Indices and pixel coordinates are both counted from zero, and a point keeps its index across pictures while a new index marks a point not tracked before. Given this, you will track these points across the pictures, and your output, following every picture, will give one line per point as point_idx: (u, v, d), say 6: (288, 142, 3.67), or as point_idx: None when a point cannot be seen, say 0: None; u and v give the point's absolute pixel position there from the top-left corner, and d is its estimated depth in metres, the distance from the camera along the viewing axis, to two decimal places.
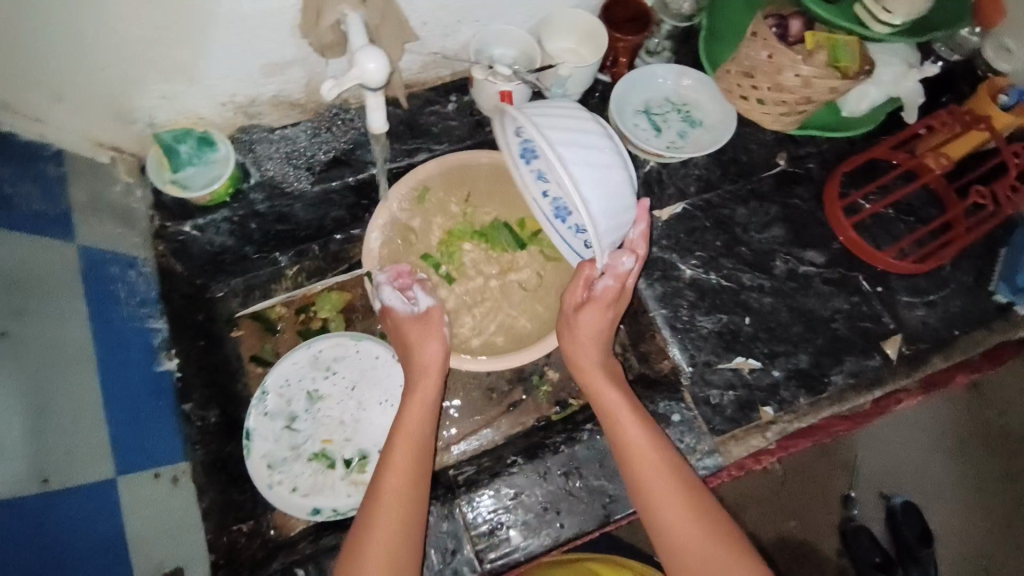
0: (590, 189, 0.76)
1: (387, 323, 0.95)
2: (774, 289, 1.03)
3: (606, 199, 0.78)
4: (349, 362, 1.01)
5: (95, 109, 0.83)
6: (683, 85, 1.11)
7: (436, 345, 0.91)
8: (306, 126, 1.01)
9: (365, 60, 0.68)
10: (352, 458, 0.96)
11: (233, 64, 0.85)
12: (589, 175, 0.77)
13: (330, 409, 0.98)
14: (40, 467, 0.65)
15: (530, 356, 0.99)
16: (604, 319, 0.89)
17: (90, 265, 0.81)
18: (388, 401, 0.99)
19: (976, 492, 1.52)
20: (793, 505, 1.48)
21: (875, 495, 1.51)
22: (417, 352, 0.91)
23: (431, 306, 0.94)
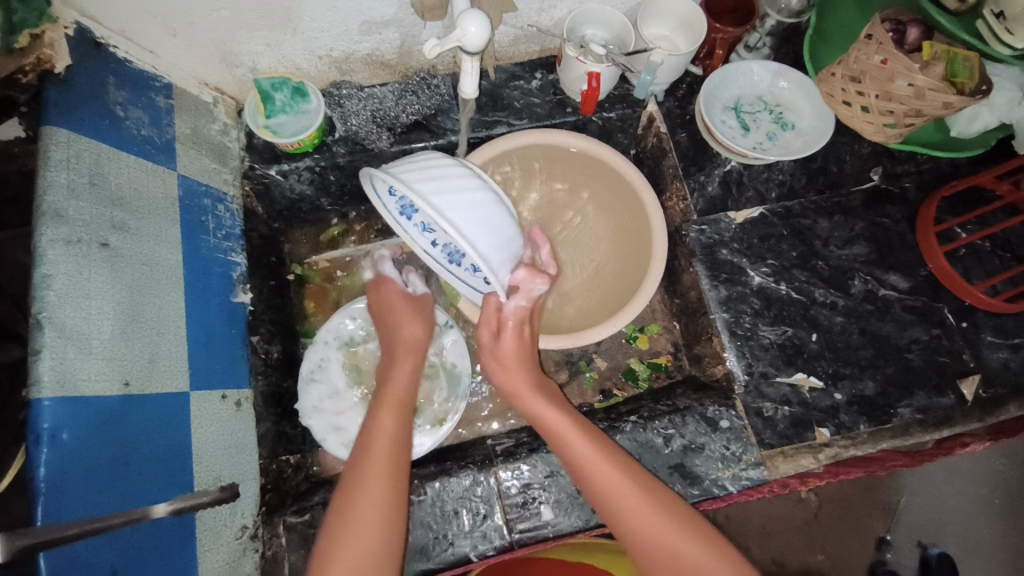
0: (475, 231, 0.73)
1: (377, 297, 0.97)
2: (848, 308, 0.98)
3: (490, 235, 0.76)
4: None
5: (205, 45, 0.89)
6: (780, 87, 1.06)
7: (418, 327, 0.93)
8: (393, 87, 1.04)
9: (467, 23, 0.68)
10: None
11: (334, 18, 0.89)
12: (467, 214, 0.73)
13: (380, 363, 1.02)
14: (122, 372, 0.70)
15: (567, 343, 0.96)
16: (523, 335, 0.88)
17: (186, 193, 0.86)
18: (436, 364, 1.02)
19: (1017, 559, 1.43)
20: (823, 538, 1.41)
21: (911, 544, 1.42)
22: (401, 333, 0.92)
23: (425, 294, 0.99)
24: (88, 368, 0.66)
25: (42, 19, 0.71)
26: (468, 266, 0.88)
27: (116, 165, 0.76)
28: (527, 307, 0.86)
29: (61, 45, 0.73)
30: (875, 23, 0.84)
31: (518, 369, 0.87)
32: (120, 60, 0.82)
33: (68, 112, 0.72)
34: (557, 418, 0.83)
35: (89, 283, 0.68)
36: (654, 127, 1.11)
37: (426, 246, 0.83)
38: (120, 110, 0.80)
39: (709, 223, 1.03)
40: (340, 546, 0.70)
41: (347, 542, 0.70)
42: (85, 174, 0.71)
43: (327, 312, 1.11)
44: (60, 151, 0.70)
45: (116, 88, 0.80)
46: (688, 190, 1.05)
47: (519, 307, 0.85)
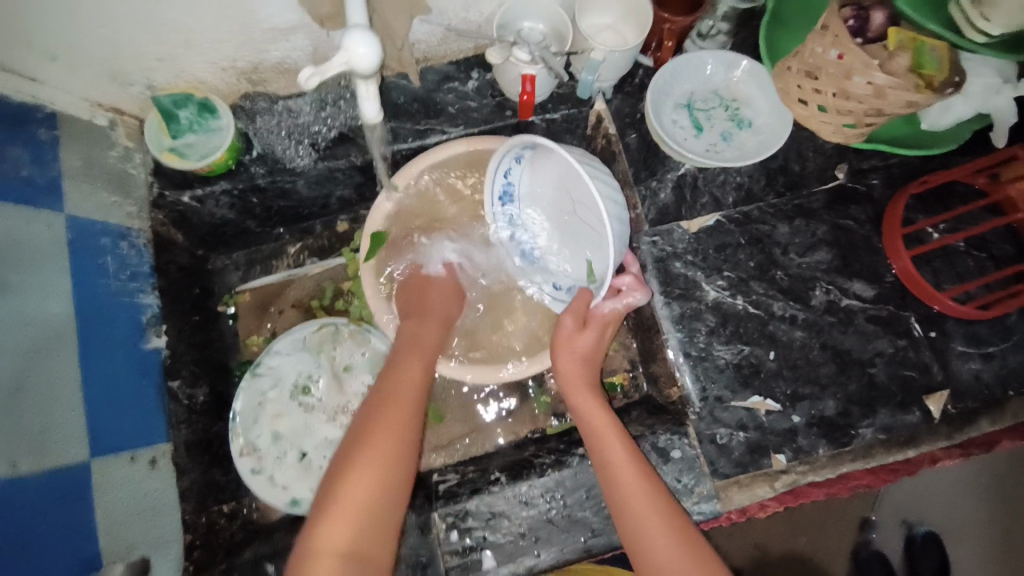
0: (615, 226, 0.79)
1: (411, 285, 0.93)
2: (809, 322, 0.92)
3: (620, 235, 0.81)
4: (340, 352, 0.98)
5: (91, 68, 0.79)
6: (734, 80, 0.98)
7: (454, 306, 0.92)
8: (311, 98, 0.93)
9: (353, 45, 0.59)
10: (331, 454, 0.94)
11: (230, 27, 0.79)
12: (612, 210, 0.80)
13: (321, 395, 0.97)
14: (9, 452, 0.64)
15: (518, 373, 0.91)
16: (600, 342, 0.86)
17: (78, 235, 0.79)
18: None
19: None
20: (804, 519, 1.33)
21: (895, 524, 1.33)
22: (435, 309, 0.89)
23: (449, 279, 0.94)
24: None
25: None
26: (539, 266, 0.89)
27: None
28: (618, 314, 0.86)
29: None
30: (834, 12, 0.76)
31: (580, 369, 0.85)
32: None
33: None
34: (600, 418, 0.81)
35: None
36: (603, 128, 1.02)
37: (504, 234, 0.87)
38: None
39: (661, 234, 0.95)
40: (359, 456, 0.68)
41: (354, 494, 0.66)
42: None
43: (262, 342, 1.05)
44: None
45: None
46: (639, 199, 0.97)
47: (614, 310, 0.85)
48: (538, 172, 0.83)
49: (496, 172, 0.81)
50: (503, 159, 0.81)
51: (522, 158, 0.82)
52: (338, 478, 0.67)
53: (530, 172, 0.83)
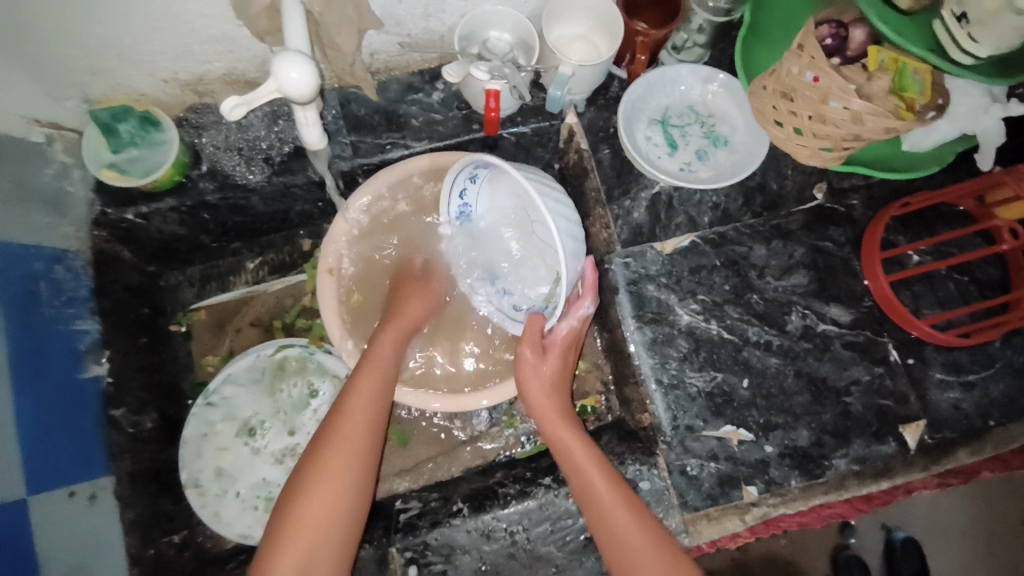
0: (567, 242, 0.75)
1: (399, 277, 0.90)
2: (783, 348, 0.89)
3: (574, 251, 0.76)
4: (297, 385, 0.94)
5: (19, 82, 0.73)
6: (710, 96, 0.94)
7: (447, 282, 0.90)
8: (263, 112, 0.87)
9: (285, 68, 0.54)
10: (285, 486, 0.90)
11: (166, 38, 0.74)
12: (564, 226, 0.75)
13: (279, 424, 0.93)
14: None
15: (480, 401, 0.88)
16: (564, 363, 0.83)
17: (9, 260, 0.73)
18: None
19: None
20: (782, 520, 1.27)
21: (874, 527, 1.27)
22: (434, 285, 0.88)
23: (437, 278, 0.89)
24: None
25: None
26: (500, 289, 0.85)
27: None
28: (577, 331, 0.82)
29: None
30: (808, 31, 0.72)
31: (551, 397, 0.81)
32: None
33: None
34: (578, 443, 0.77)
35: None
36: (575, 142, 0.98)
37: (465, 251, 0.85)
38: None
39: (634, 254, 0.92)
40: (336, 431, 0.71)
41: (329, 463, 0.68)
42: None
43: (219, 363, 1.00)
44: None
45: None
46: (611, 217, 0.93)
47: (571, 328, 0.81)
48: (496, 194, 0.78)
49: (452, 192, 0.79)
50: (457, 179, 0.78)
51: (477, 176, 0.77)
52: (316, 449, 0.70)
53: (487, 198, 0.79)
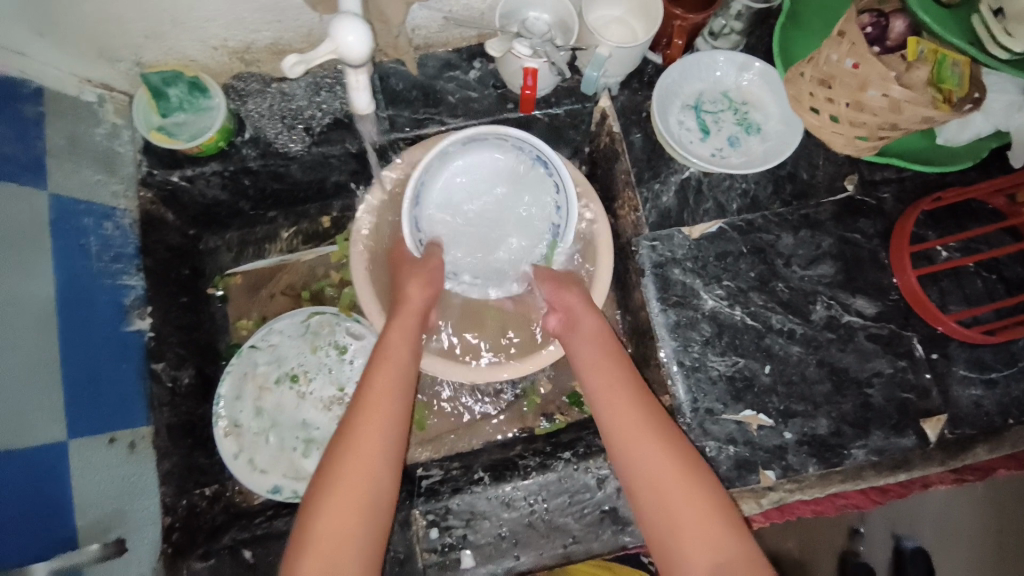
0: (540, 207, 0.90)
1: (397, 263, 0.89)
2: (807, 337, 0.89)
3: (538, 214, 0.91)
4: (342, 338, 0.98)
5: (77, 43, 0.77)
6: (743, 84, 0.94)
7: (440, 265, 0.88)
8: (306, 81, 0.91)
9: (342, 33, 0.57)
10: (314, 444, 0.94)
11: (219, 5, 0.76)
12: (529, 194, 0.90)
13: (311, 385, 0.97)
14: None
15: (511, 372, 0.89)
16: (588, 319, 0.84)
17: (60, 214, 0.76)
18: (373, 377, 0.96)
19: None
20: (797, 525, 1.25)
21: (883, 531, 1.26)
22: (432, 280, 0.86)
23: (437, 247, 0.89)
24: None
25: None
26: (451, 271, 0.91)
27: None
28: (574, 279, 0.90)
29: None
30: (850, 19, 0.73)
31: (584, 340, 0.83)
32: None
33: None
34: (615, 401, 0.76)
35: None
36: (607, 125, 0.99)
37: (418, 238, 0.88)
38: None
39: (661, 238, 0.92)
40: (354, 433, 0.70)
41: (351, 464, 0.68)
42: None
43: (252, 327, 1.04)
44: None
45: None
46: (640, 200, 0.94)
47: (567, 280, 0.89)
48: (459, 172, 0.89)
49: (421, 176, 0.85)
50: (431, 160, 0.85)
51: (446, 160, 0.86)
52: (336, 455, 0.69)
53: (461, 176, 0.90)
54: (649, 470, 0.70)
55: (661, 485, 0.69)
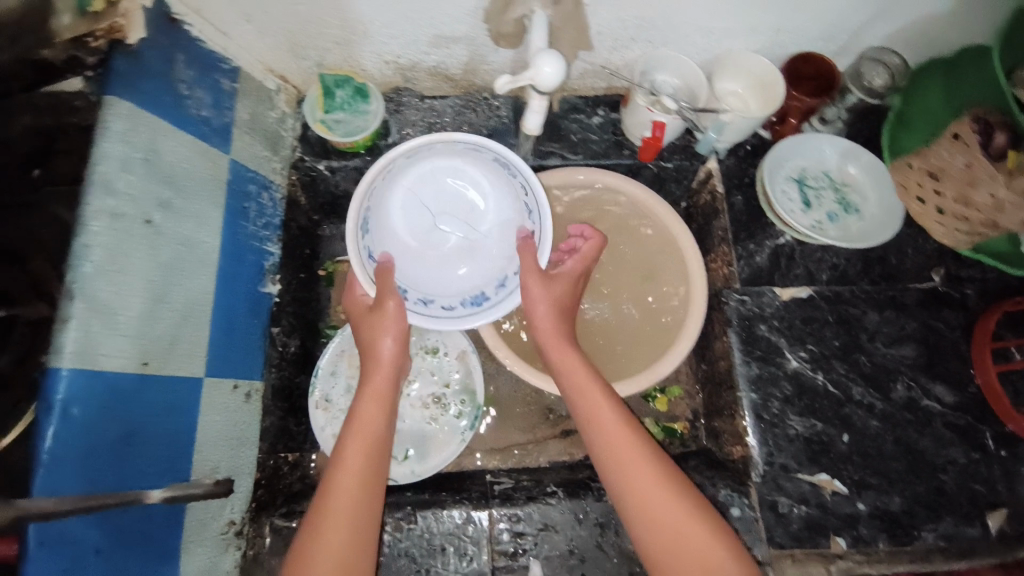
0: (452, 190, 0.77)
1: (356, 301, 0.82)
2: (884, 412, 0.93)
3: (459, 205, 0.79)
4: (442, 341, 1.01)
5: (277, 37, 0.88)
6: (851, 172, 1.01)
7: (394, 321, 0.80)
8: (454, 102, 1.03)
9: (542, 63, 0.67)
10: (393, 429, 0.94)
11: (407, 28, 0.88)
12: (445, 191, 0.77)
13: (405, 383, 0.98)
14: (144, 350, 0.68)
15: None
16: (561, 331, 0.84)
17: (235, 177, 0.86)
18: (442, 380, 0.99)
19: None
20: None
21: None
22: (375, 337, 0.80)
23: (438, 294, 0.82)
24: (109, 343, 0.64)
25: None
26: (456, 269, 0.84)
27: (171, 143, 0.75)
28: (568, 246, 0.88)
29: (135, 16, 0.71)
30: (964, 123, 0.79)
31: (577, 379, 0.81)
32: (193, 38, 0.81)
33: (131, 85, 0.70)
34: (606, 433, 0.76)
35: (126, 259, 0.67)
36: (711, 184, 1.07)
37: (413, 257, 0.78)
38: (184, 89, 0.78)
39: (752, 294, 0.98)
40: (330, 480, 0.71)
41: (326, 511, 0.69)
42: (139, 149, 0.70)
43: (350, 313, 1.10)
44: (119, 124, 0.68)
45: (183, 66, 0.78)
46: (736, 256, 1.01)
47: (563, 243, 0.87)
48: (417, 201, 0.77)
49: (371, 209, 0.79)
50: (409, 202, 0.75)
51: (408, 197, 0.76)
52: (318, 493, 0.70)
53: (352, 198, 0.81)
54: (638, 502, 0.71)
55: (659, 523, 0.69)
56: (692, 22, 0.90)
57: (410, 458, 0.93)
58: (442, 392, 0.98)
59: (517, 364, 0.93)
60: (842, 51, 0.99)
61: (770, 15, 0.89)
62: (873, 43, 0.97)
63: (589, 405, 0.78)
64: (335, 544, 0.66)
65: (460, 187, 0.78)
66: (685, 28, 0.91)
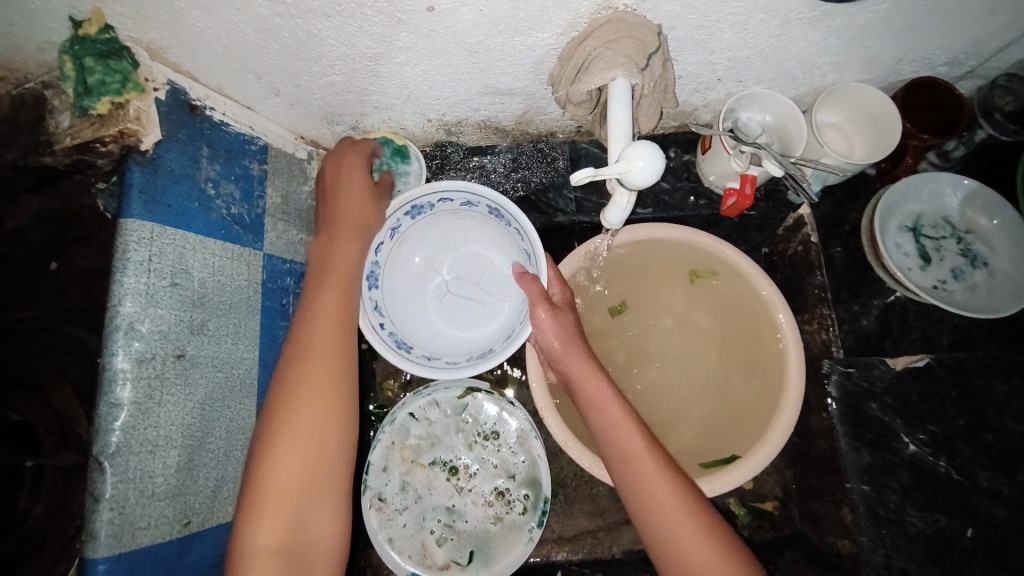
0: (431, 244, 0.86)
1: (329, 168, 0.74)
2: (1019, 503, 0.79)
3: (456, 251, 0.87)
4: (500, 427, 0.90)
5: (308, 107, 0.78)
6: (990, 225, 0.86)
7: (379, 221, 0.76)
8: (505, 155, 0.92)
9: (636, 156, 0.57)
10: (449, 530, 0.87)
11: (454, 88, 0.76)
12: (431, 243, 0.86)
13: (464, 477, 0.89)
14: (185, 508, 0.60)
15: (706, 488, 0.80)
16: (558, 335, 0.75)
17: (269, 275, 0.77)
18: (503, 471, 0.89)
19: None
20: None
21: None
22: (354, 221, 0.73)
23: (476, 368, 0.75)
24: (148, 512, 0.56)
25: (126, 86, 0.59)
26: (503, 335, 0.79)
27: (201, 257, 0.65)
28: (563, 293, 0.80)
29: (149, 116, 0.61)
30: None
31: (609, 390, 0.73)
32: (216, 123, 0.70)
33: (153, 199, 0.61)
34: (636, 444, 0.69)
35: (160, 409, 0.58)
36: (802, 233, 0.92)
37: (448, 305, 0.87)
38: (211, 187, 0.68)
39: (858, 366, 0.84)
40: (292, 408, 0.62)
41: (291, 446, 0.61)
42: (165, 276, 0.61)
43: (401, 386, 0.98)
44: (141, 251, 0.58)
45: (209, 162, 0.68)
46: (835, 321, 0.87)
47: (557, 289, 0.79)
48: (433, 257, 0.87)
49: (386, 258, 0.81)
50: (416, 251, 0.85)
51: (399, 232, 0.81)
52: (276, 423, 0.61)
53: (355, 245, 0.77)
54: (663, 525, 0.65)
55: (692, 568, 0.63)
56: (793, 57, 0.75)
57: (474, 562, 0.85)
58: (507, 485, 0.89)
59: (594, 466, 0.81)
60: (968, 76, 0.83)
61: (887, 44, 0.75)
62: (1005, 66, 0.81)
63: (611, 420, 0.71)
64: (285, 490, 0.60)
65: (475, 264, 0.87)
66: (783, 63, 0.76)
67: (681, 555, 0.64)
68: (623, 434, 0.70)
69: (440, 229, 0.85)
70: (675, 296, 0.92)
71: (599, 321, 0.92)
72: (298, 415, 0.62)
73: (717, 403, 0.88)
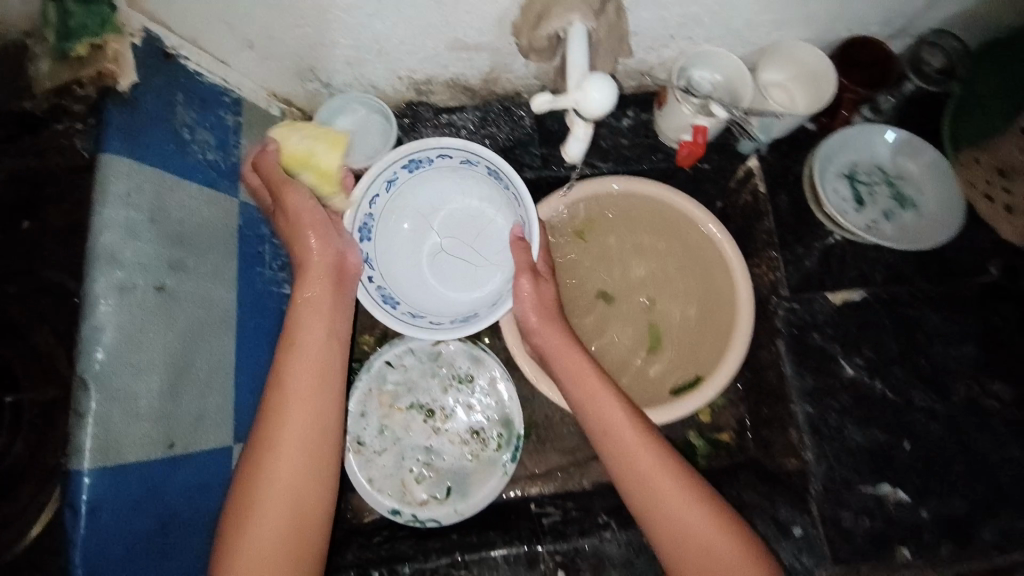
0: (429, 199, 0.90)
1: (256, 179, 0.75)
2: (947, 417, 0.87)
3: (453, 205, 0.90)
4: (473, 371, 0.95)
5: (282, 62, 0.81)
6: (915, 172, 0.96)
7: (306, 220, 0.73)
8: (474, 114, 0.96)
9: (589, 90, 0.64)
10: (427, 469, 0.91)
11: (423, 43, 0.80)
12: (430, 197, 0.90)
13: (439, 420, 0.93)
14: (169, 431, 0.63)
15: (665, 415, 0.87)
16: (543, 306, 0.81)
17: (245, 223, 0.79)
18: (477, 412, 0.94)
19: None
20: None
21: None
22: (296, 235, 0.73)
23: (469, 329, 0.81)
24: (132, 431, 0.59)
25: (104, 28, 0.62)
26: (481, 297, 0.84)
27: (178, 197, 0.68)
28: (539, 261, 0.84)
29: (126, 58, 0.64)
30: None
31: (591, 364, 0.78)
32: (191, 73, 0.73)
33: (130, 138, 0.63)
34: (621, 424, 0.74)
35: (142, 335, 0.61)
36: (751, 184, 0.99)
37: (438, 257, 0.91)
38: (187, 133, 0.71)
39: (801, 302, 0.92)
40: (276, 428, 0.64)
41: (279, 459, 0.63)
42: (144, 211, 0.63)
43: (378, 339, 1.02)
44: (120, 186, 0.61)
45: (184, 108, 0.71)
46: (782, 261, 0.94)
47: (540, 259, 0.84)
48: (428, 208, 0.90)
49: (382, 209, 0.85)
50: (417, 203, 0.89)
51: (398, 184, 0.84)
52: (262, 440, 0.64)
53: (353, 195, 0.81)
54: (655, 504, 0.70)
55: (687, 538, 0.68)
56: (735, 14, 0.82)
57: (451, 496, 0.90)
58: (481, 424, 0.93)
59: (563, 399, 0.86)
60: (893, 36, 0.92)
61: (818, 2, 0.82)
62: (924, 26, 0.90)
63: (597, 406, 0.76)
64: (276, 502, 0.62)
65: (469, 220, 0.91)
66: (727, 20, 0.83)
67: (671, 529, 0.69)
68: (608, 418, 0.75)
69: (442, 182, 0.89)
70: (634, 243, 0.98)
71: (568, 268, 0.98)
72: (285, 435, 0.64)
73: (675, 339, 0.95)
